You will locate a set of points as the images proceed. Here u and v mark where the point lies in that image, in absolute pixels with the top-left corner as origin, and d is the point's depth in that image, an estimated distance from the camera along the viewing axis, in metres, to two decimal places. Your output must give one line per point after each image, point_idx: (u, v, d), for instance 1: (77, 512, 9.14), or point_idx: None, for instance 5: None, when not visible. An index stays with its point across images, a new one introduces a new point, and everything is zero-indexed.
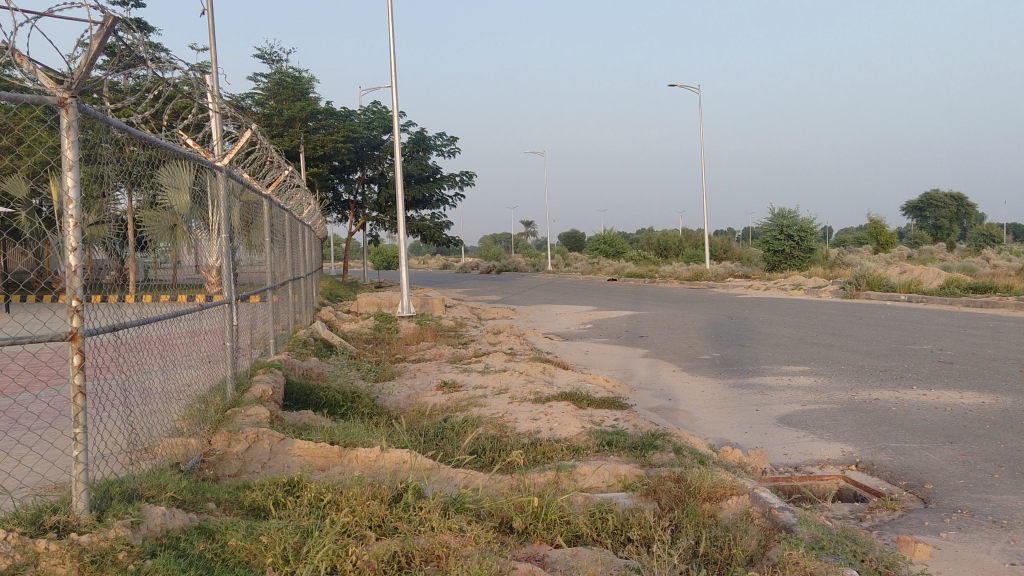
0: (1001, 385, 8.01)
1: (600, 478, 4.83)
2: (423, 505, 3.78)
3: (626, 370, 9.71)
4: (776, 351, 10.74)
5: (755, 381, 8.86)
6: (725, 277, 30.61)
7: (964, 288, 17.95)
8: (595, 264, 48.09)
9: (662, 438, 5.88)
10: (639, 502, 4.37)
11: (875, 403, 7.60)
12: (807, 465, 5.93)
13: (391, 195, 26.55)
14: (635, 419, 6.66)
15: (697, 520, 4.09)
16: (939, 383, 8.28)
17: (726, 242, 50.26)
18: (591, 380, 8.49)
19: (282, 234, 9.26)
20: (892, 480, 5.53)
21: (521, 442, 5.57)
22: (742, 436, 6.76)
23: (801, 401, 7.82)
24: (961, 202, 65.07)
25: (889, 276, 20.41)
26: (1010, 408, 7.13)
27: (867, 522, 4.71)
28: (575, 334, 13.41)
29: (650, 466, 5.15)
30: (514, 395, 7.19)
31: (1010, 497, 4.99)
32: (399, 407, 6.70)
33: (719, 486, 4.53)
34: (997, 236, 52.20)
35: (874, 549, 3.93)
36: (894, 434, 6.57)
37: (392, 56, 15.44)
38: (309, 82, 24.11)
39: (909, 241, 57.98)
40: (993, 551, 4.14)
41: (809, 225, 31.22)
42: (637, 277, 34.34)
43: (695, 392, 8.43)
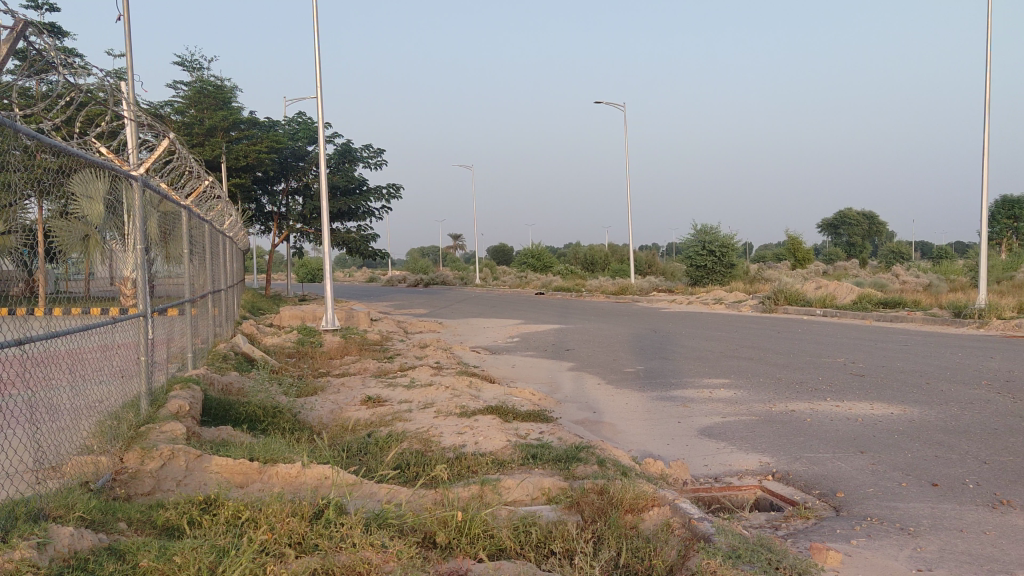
0: (910, 397, 8.33)
1: (524, 491, 4.86)
2: (345, 522, 3.73)
3: (552, 384, 9.77)
4: (698, 364, 10.95)
5: (677, 394, 9.01)
6: (650, 292, 31.10)
7: (876, 303, 18.60)
8: (522, 278, 48.36)
9: (586, 451, 5.94)
10: (563, 515, 4.38)
11: (792, 415, 7.82)
12: (725, 475, 6.07)
13: (316, 206, 26.24)
14: (560, 432, 6.70)
15: (619, 531, 4.13)
16: (851, 395, 8.56)
17: (651, 257, 51.15)
18: (517, 394, 8.51)
19: (201, 246, 9.06)
20: (806, 489, 5.70)
21: (446, 456, 5.55)
22: (664, 448, 6.87)
23: (721, 413, 7.99)
24: (873, 221, 68.28)
25: (806, 291, 21.01)
26: (917, 419, 7.43)
27: (782, 531, 4.84)
28: (502, 348, 13.43)
29: (573, 478, 5.20)
30: (440, 409, 7.15)
31: (916, 505, 5.19)
32: (321, 422, 6.61)
33: (641, 498, 4.61)
34: (906, 254, 54.31)
35: (788, 556, 4.04)
36: (809, 445, 6.77)
37: (318, 66, 15.26)
38: (231, 91, 23.73)
39: (824, 257, 59.90)
40: (900, 558, 4.29)
41: (730, 242, 32.07)
42: (564, 291, 34.63)
43: (619, 405, 8.52)
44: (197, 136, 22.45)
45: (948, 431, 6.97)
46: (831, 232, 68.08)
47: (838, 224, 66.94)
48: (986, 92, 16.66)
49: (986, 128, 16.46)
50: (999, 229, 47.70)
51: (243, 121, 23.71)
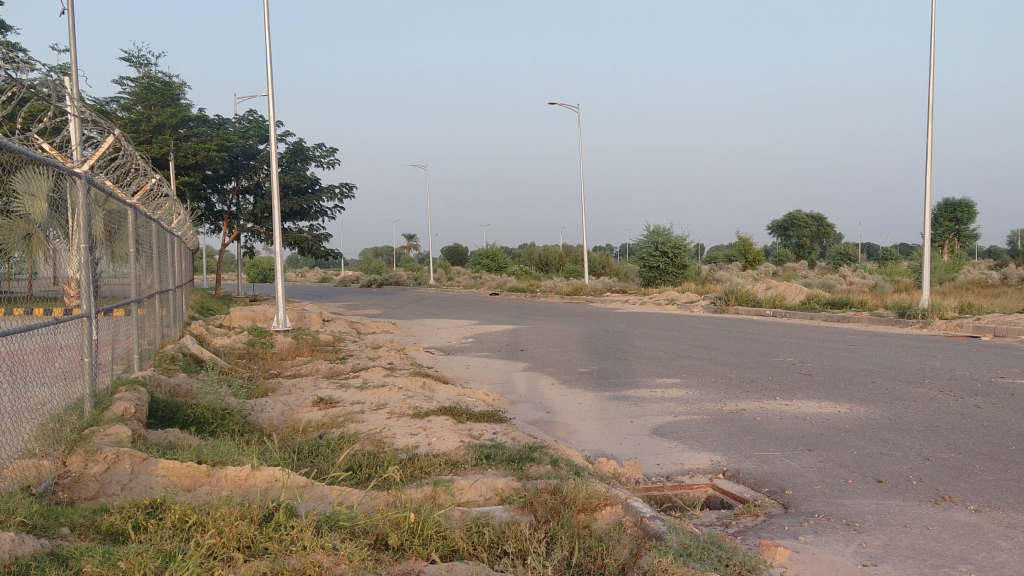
0: (856, 395, 8.51)
1: (477, 491, 4.85)
2: (296, 524, 3.68)
3: (506, 385, 9.77)
4: (650, 363, 11.05)
5: (629, 393, 9.08)
6: (604, 292, 31.31)
7: (824, 304, 18.95)
8: (477, 278, 48.31)
9: (539, 451, 5.97)
10: (516, 516, 4.39)
11: (742, 414, 7.92)
12: (677, 474, 6.13)
13: (267, 205, 25.94)
14: (513, 432, 6.70)
15: (572, 530, 4.15)
16: (800, 393, 8.71)
17: (604, 258, 51.53)
18: (471, 394, 8.49)
19: (148, 245, 8.88)
20: (755, 487, 5.78)
21: (399, 458, 5.52)
22: (617, 447, 6.92)
23: (673, 412, 8.08)
24: (821, 223, 69.61)
25: (756, 291, 21.33)
26: (863, 417, 7.59)
27: (733, 528, 4.91)
28: (456, 348, 13.40)
29: (527, 478, 5.21)
30: (392, 410, 7.11)
31: (861, 501, 5.30)
32: (272, 424, 6.53)
33: (593, 497, 4.64)
34: (853, 255, 55.47)
35: (738, 553, 4.10)
36: (759, 443, 6.87)
37: (268, 63, 15.06)
38: (180, 88, 23.36)
39: (774, 258, 60.86)
40: (847, 553, 4.38)
41: (682, 242, 32.42)
42: (519, 291, 34.70)
43: (573, 405, 8.56)
44: (144, 133, 22.03)
45: (893, 428, 7.13)
46: (780, 233, 69.22)
47: (788, 226, 68.11)
48: (929, 99, 17.10)
49: (929, 134, 16.90)
50: (942, 232, 48.99)
51: (192, 119, 23.36)
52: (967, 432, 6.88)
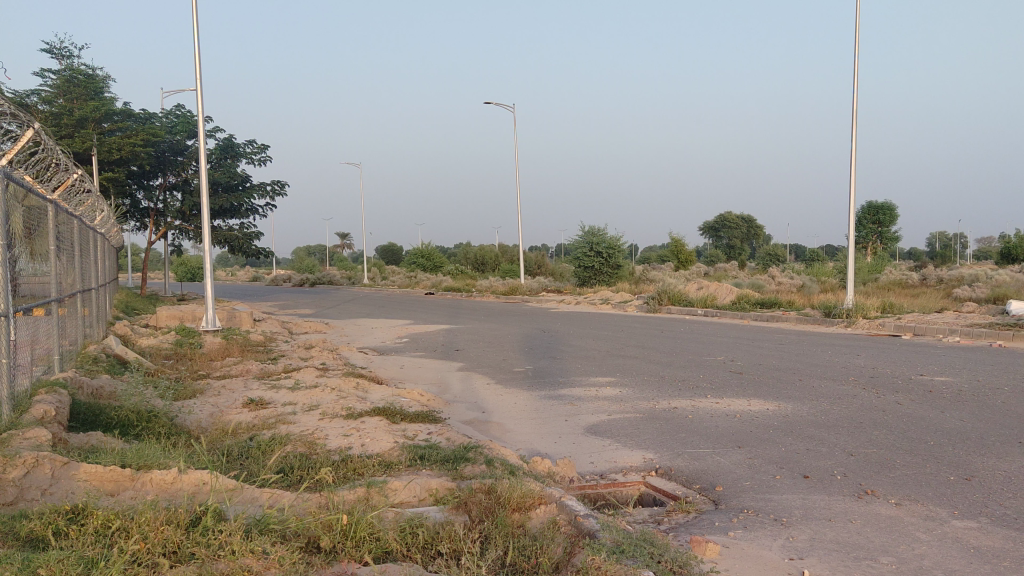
0: (783, 393, 8.71)
1: (411, 492, 4.82)
2: (224, 529, 3.60)
3: (441, 385, 9.72)
4: (585, 363, 11.13)
5: (564, 392, 9.13)
6: (539, 292, 31.44)
7: (753, 304, 19.35)
8: (411, 278, 47.94)
9: (473, 450, 5.96)
10: (451, 516, 4.37)
11: (674, 412, 8.03)
12: (611, 472, 6.19)
13: (196, 203, 25.34)
14: (448, 432, 6.68)
15: (506, 530, 4.15)
16: (730, 392, 8.88)
17: (540, 258, 51.79)
18: (405, 395, 8.42)
19: (70, 243, 8.59)
20: (687, 483, 5.87)
21: (331, 459, 5.46)
22: (552, 446, 6.96)
23: (608, 411, 8.16)
24: (751, 225, 71.14)
25: (688, 292, 21.66)
26: (790, 414, 7.76)
27: (665, 525, 4.98)
28: (390, 349, 13.29)
29: (461, 479, 5.20)
30: (325, 411, 7.03)
31: (788, 496, 5.43)
32: (200, 426, 6.39)
33: (528, 496, 4.65)
34: (782, 256, 56.85)
35: (669, 550, 4.16)
36: (690, 440, 6.98)
37: (197, 57, 14.73)
38: (104, 81, 22.69)
39: (706, 258, 61.91)
40: (774, 547, 4.48)
41: (616, 243, 32.74)
42: (454, 291, 34.60)
43: (508, 405, 8.56)
44: (66, 127, 21.33)
45: (818, 425, 7.31)
46: (711, 234, 70.46)
47: (719, 227, 69.47)
48: (854, 105, 17.62)
49: (853, 140, 17.40)
50: (866, 234, 50.51)
51: (117, 113, 22.71)
52: (888, 428, 7.10)
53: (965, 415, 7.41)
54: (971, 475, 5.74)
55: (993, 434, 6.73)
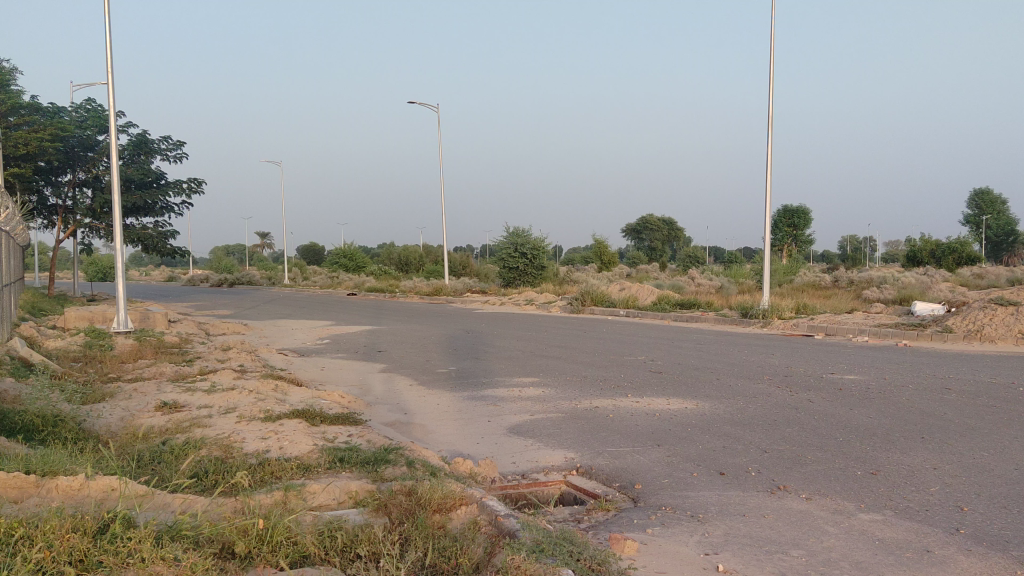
0: (701, 392, 8.89)
1: (330, 495, 4.77)
2: (133, 535, 3.50)
3: (362, 386, 9.64)
4: (508, 363, 11.18)
5: (486, 393, 9.15)
6: (464, 293, 31.46)
7: (673, 304, 19.73)
8: (334, 278, 47.32)
9: (395, 452, 5.93)
10: (370, 518, 4.33)
11: (595, 412, 8.12)
12: (532, 472, 6.22)
13: (107, 200, 24.53)
14: (368, 434, 6.63)
15: (427, 531, 4.13)
16: (649, 391, 9.02)
17: (465, 258, 51.87)
18: (326, 396, 8.32)
19: None
20: (607, 482, 5.94)
21: (248, 463, 5.35)
22: (474, 447, 6.96)
23: (530, 411, 8.20)
24: (672, 227, 72.64)
25: (610, 292, 21.96)
26: (708, 413, 7.93)
27: (585, 523, 5.04)
28: (310, 350, 13.10)
29: (381, 481, 5.16)
30: (242, 414, 6.89)
31: (705, 493, 5.55)
32: (110, 431, 6.19)
33: (448, 497, 4.64)
34: (702, 258, 58.22)
35: (588, 548, 4.21)
36: (610, 439, 7.08)
37: (108, 50, 14.25)
38: (9, 73, 21.79)
39: (628, 260, 62.93)
40: (690, 543, 4.57)
41: (541, 244, 32.99)
42: (377, 291, 34.33)
43: (430, 406, 8.53)
44: None
45: (734, 423, 7.49)
46: (634, 236, 71.67)
47: (641, 229, 70.73)
48: (769, 112, 18.12)
49: (769, 145, 17.89)
50: (781, 237, 52.18)
51: (23, 106, 21.85)
52: (800, 425, 7.33)
53: (872, 412, 7.69)
54: (877, 469, 5.96)
55: (897, 430, 7.00)
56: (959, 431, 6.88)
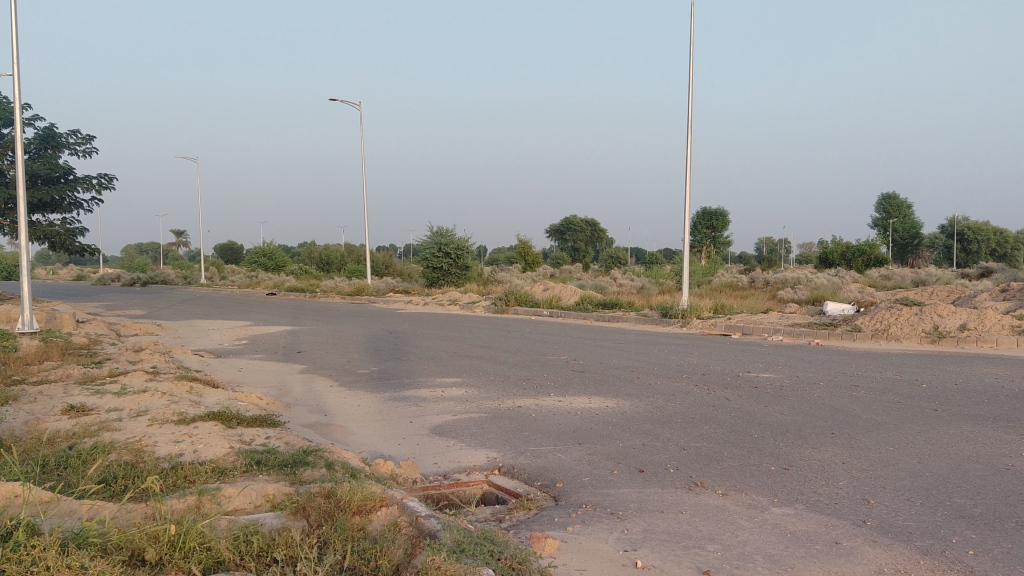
0: (622, 391, 9.00)
1: (246, 499, 4.67)
2: (36, 543, 3.36)
3: (281, 387, 9.47)
4: (430, 364, 11.14)
5: (408, 394, 9.09)
6: (386, 293, 31.22)
7: (596, 304, 19.96)
8: (254, 277, 46.30)
9: (313, 455, 5.83)
10: (287, 522, 4.26)
11: (517, 411, 8.14)
12: (454, 472, 6.20)
13: (11, 195, 23.52)
14: (287, 436, 6.51)
15: (346, 534, 4.06)
16: (571, 390, 9.10)
17: (388, 258, 51.55)
18: (243, 398, 8.13)
19: None
20: (528, 481, 5.97)
21: (160, 467, 5.19)
22: (395, 448, 6.90)
23: (453, 412, 8.17)
24: (593, 228, 73.54)
25: (533, 292, 22.08)
26: (628, 411, 8.03)
27: (506, 522, 5.05)
28: (228, 351, 12.81)
29: (299, 483, 5.07)
30: (155, 417, 6.68)
31: (625, 491, 5.62)
32: (12, 436, 5.93)
33: (369, 499, 4.60)
34: (624, 259, 59.13)
35: (509, 547, 4.22)
36: (533, 439, 7.10)
37: (13, 39, 13.68)
38: None
39: (552, 260, 63.42)
40: (610, 540, 4.62)
41: (464, 243, 32.99)
42: (297, 291, 33.78)
43: (350, 407, 8.43)
44: None
45: (654, 421, 7.62)
46: (557, 236, 72.27)
47: (564, 230, 71.39)
48: (688, 116, 18.51)
49: (688, 148, 18.29)
50: (700, 239, 53.38)
51: None
52: (717, 422, 7.49)
53: (786, 408, 7.92)
54: (790, 464, 6.13)
55: (809, 426, 7.22)
56: (867, 426, 7.13)
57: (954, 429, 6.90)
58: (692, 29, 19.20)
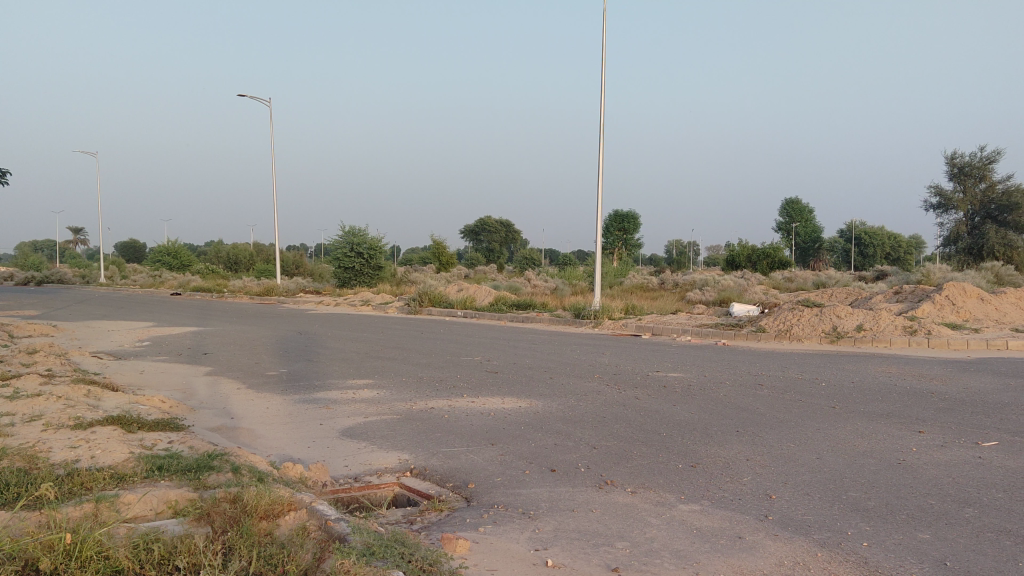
0: (534, 391, 9.07)
1: (147, 506, 4.52)
2: None
3: (185, 390, 9.19)
4: (341, 365, 10.98)
5: (319, 396, 8.93)
6: (296, 294, 30.69)
7: (510, 305, 20.03)
8: (156, 277, 44.76)
9: (219, 459, 5.68)
10: (191, 528, 4.13)
11: (430, 412, 8.10)
12: (365, 474, 6.13)
13: None
14: (190, 440, 6.34)
15: (252, 539, 3.96)
16: (483, 390, 9.10)
17: (299, 258, 50.65)
18: (145, 402, 7.86)
19: None
20: (440, 482, 5.95)
21: (54, 473, 4.97)
22: (305, 451, 6.78)
23: (364, 413, 8.08)
24: (508, 229, 73.84)
25: (447, 293, 22.05)
26: (540, 411, 8.08)
27: (417, 524, 5.01)
28: (129, 353, 12.36)
29: (204, 488, 4.94)
30: (50, 421, 6.40)
31: (536, 490, 5.65)
32: None
33: (276, 503, 4.51)
34: (538, 260, 59.60)
35: (420, 549, 4.18)
36: (445, 439, 7.09)
37: None
38: None
39: (466, 261, 63.39)
40: (521, 540, 4.64)
41: (377, 244, 32.70)
42: (203, 291, 32.85)
43: (258, 410, 8.25)
44: None
45: (566, 421, 7.69)
46: (472, 238, 72.36)
47: (479, 230, 71.55)
48: (600, 120, 18.83)
49: (601, 150, 18.60)
50: (613, 240, 54.20)
51: None
52: (627, 421, 7.61)
53: (693, 407, 8.12)
54: (697, 462, 6.27)
55: (715, 424, 7.41)
56: (769, 424, 7.36)
57: (851, 425, 7.19)
58: (605, 35, 19.53)
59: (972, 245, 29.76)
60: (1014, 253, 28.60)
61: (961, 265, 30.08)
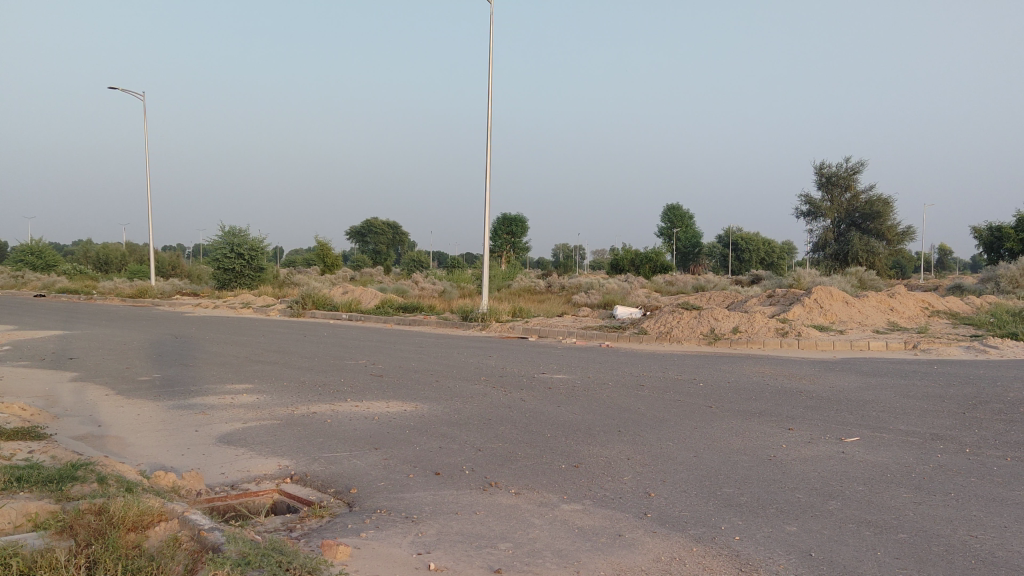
0: (419, 394, 9.01)
1: (4, 519, 4.24)
2: None
3: (48, 397, 8.67)
4: (219, 370, 10.60)
5: (194, 401, 8.59)
6: (172, 295, 29.56)
7: (396, 307, 19.84)
8: (16, 278, 42.13)
9: (83, 468, 5.39)
10: (53, 542, 3.90)
11: (313, 417, 7.92)
12: (242, 482, 5.94)
13: None
14: (53, 449, 5.99)
15: (118, 552, 3.77)
16: (368, 394, 8.96)
17: (175, 258, 48.77)
18: (2, 410, 7.38)
19: None
20: (321, 488, 5.83)
21: None
22: (179, 459, 6.52)
23: (242, 419, 7.83)
24: (395, 232, 73.28)
25: (332, 296, 21.67)
26: (425, 415, 8.02)
27: (296, 532, 4.89)
28: None
29: (67, 500, 4.67)
30: None
31: (420, 494, 5.61)
32: None
33: (146, 514, 4.30)
34: (426, 262, 59.41)
35: (299, 556, 4.06)
36: (327, 445, 6.94)
37: None
38: None
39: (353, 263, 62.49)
40: (403, 544, 4.59)
41: (258, 245, 31.89)
42: (70, 292, 31.21)
43: (128, 417, 7.87)
44: None
45: (451, 423, 7.66)
46: (358, 239, 71.35)
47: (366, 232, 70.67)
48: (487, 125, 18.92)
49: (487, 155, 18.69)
50: (500, 243, 54.53)
51: None
52: (511, 423, 7.64)
53: (577, 408, 8.22)
54: (579, 462, 6.36)
55: (597, 424, 7.53)
56: (650, 423, 7.52)
57: (725, 424, 7.44)
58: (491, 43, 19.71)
59: (838, 251, 31.38)
60: (876, 258, 30.39)
61: (829, 270, 31.72)
